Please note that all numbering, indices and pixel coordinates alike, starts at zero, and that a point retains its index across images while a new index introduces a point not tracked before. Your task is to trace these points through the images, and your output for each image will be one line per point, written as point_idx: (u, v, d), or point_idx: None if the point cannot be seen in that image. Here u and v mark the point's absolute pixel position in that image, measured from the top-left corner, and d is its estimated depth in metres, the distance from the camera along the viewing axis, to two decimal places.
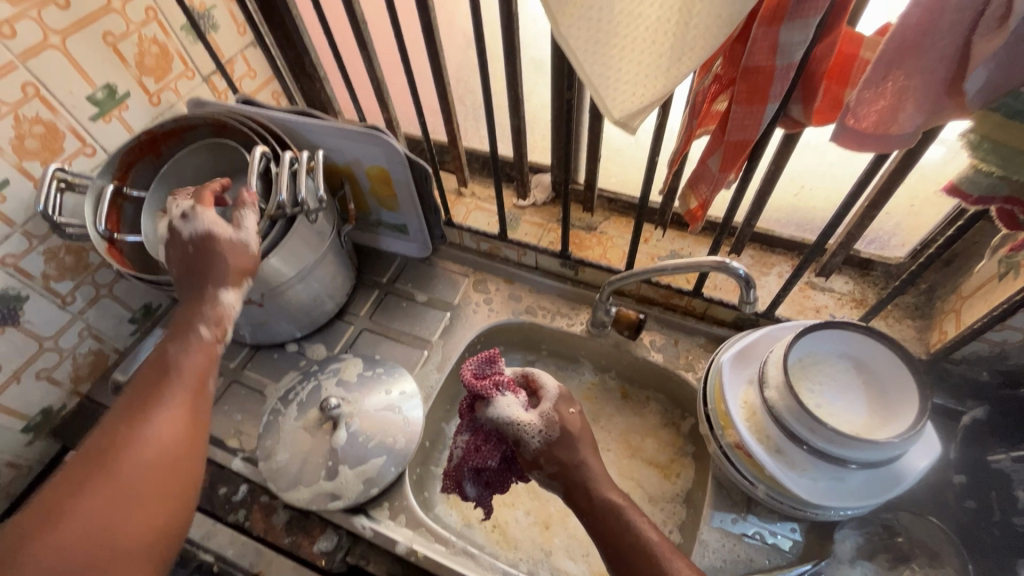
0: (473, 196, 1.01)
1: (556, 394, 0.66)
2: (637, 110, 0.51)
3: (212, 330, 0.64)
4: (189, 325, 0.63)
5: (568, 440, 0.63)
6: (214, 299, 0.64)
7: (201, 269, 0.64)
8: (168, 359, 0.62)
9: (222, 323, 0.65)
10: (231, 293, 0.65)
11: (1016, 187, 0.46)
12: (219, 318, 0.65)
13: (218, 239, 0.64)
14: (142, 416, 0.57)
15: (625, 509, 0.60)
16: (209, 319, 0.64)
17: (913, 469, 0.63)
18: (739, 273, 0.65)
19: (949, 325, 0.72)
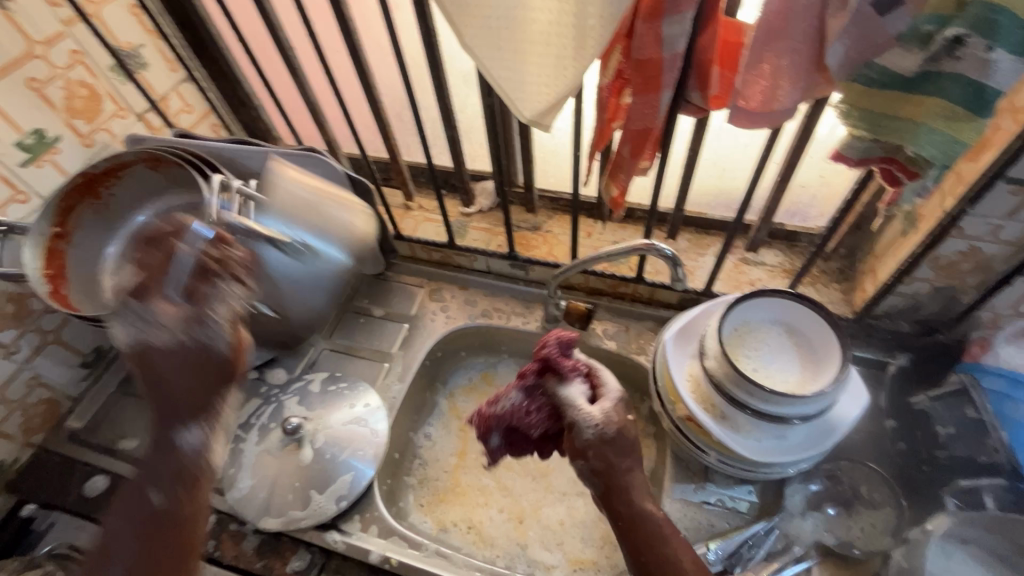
0: (421, 208, 1.04)
1: (624, 395, 0.61)
2: (546, 108, 0.55)
3: (175, 488, 0.56)
4: (188, 456, 0.57)
5: (620, 441, 0.58)
6: (173, 442, 0.57)
7: (172, 367, 0.57)
8: (153, 497, 0.55)
9: (187, 473, 0.57)
10: (188, 435, 0.57)
11: (889, 147, 0.51)
12: (182, 474, 0.57)
13: (187, 328, 0.57)
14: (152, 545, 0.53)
15: (667, 531, 0.55)
16: (185, 461, 0.56)
17: (845, 417, 0.68)
18: (666, 252, 0.69)
19: (868, 282, 0.78)
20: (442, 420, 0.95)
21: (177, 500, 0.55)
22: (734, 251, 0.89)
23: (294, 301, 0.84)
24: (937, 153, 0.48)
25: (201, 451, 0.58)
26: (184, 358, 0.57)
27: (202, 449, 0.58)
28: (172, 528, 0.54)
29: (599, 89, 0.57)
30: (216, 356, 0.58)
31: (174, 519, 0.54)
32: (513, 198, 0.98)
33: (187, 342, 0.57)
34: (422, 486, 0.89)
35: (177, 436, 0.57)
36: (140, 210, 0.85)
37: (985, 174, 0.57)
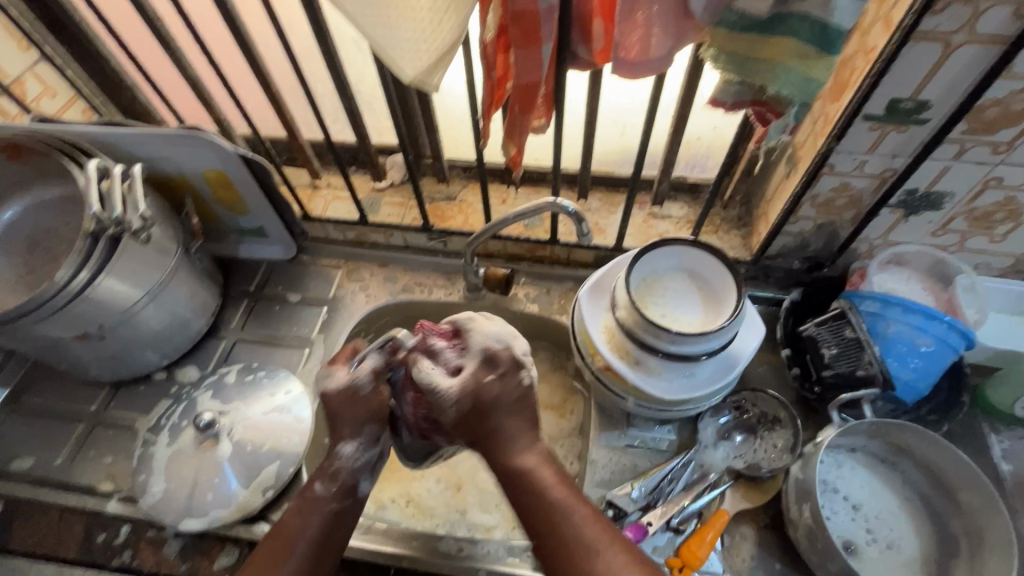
0: (330, 187, 1.00)
1: (484, 349, 0.62)
2: (430, 65, 0.53)
3: (329, 487, 0.64)
4: (312, 485, 0.64)
5: (477, 407, 0.60)
6: (334, 453, 0.64)
7: (346, 408, 0.64)
8: (285, 527, 0.62)
9: (336, 479, 0.64)
10: (351, 445, 0.65)
11: (755, 89, 0.54)
12: (336, 474, 0.65)
13: (332, 392, 0.65)
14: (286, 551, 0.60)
15: (564, 501, 0.57)
16: (325, 477, 0.64)
17: (745, 351, 0.73)
18: (569, 209, 0.71)
19: (761, 225, 0.83)
20: None
21: (327, 508, 0.63)
22: (643, 206, 0.92)
23: (178, 295, 0.82)
24: (794, 92, 0.52)
25: (358, 465, 0.65)
26: (347, 398, 0.64)
27: (360, 458, 0.65)
28: (326, 536, 0.62)
29: (483, 44, 0.56)
30: (365, 403, 0.65)
31: (330, 516, 0.63)
32: (424, 169, 0.96)
33: (363, 393, 0.65)
34: None
35: (340, 447, 0.64)
36: (10, 204, 0.79)
37: (845, 112, 0.62)
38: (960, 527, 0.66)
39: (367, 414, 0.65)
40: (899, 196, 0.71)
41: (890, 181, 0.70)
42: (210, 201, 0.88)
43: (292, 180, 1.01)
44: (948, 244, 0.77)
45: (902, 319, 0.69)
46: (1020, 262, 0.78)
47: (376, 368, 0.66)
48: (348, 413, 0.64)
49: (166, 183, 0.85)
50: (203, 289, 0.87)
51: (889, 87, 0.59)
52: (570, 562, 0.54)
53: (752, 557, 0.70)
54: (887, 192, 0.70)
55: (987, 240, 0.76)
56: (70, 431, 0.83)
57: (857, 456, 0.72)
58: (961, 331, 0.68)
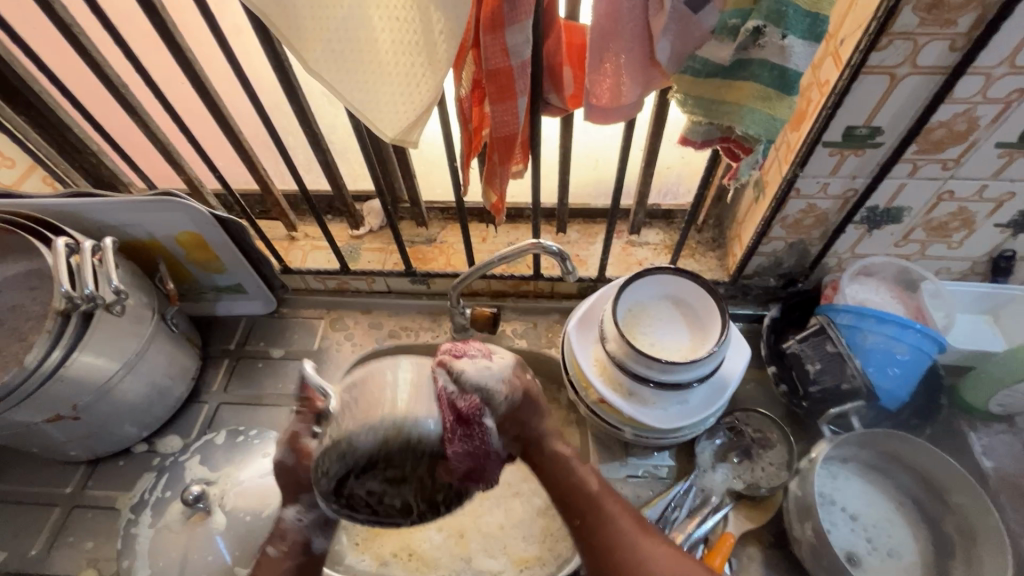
0: (307, 237, 0.99)
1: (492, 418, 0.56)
2: (409, 124, 0.54)
3: (280, 548, 0.62)
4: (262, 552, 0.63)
5: (518, 413, 0.57)
6: (280, 517, 0.62)
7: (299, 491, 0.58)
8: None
9: (285, 539, 0.62)
10: (293, 509, 0.61)
11: (723, 128, 0.57)
12: (284, 534, 0.62)
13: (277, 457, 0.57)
14: None
15: (602, 502, 0.58)
16: (274, 540, 0.62)
17: (734, 373, 0.75)
18: (552, 249, 0.72)
19: (736, 246, 0.86)
20: None
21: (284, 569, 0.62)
22: (621, 234, 0.94)
23: (160, 361, 0.80)
24: (761, 131, 0.53)
25: (303, 525, 0.61)
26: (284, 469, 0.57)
27: (304, 519, 0.61)
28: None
29: (459, 99, 0.57)
30: (295, 475, 0.56)
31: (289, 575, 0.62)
32: (402, 214, 0.96)
33: (289, 464, 0.55)
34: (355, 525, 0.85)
35: (283, 512, 0.61)
36: None
37: (806, 141, 0.66)
38: (952, 527, 0.68)
39: (298, 483, 0.57)
40: (862, 213, 0.75)
41: (852, 200, 0.73)
42: (183, 261, 0.86)
43: (268, 233, 0.99)
44: (910, 253, 0.82)
45: (876, 330, 0.72)
46: (977, 265, 0.82)
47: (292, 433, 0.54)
48: (285, 484, 0.58)
49: (138, 248, 0.83)
50: (181, 353, 0.84)
51: (845, 116, 0.63)
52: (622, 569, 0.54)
53: None
54: (851, 210, 0.74)
55: (945, 248, 0.80)
56: (45, 517, 0.78)
57: (848, 466, 0.74)
58: (933, 338, 0.71)
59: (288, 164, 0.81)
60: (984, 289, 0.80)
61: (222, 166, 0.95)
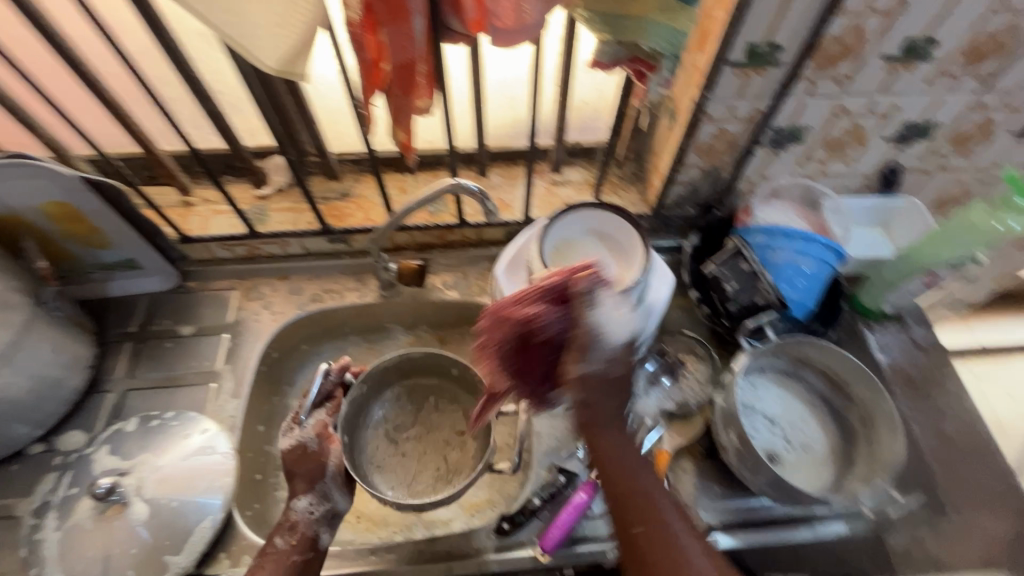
0: (205, 201, 0.89)
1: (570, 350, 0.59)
2: (294, 53, 0.49)
3: (288, 539, 0.64)
4: (268, 542, 0.64)
5: (598, 393, 0.57)
6: (289, 508, 0.66)
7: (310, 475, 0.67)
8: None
9: (296, 530, 0.65)
10: (305, 499, 0.66)
11: (630, 47, 0.55)
12: (293, 526, 0.65)
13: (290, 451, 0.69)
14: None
15: (658, 506, 0.54)
16: (285, 530, 0.64)
17: (659, 300, 0.77)
18: (472, 188, 0.70)
19: (655, 178, 0.87)
20: None
21: (291, 560, 0.62)
22: (543, 175, 0.92)
23: (44, 351, 0.71)
24: (664, 45, 0.53)
25: (315, 516, 0.66)
26: (298, 455, 0.68)
27: (316, 511, 0.66)
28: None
29: (348, 24, 0.51)
30: (314, 458, 0.68)
31: (294, 568, 0.62)
32: (311, 168, 0.89)
33: (312, 449, 0.69)
34: None
35: (293, 502, 0.66)
36: None
37: (712, 61, 0.66)
38: (855, 417, 0.75)
39: (319, 467, 0.67)
40: (768, 134, 0.77)
41: (759, 122, 0.75)
42: (58, 237, 0.76)
43: (158, 200, 0.89)
44: (812, 172, 0.86)
45: (785, 246, 0.76)
46: (870, 179, 0.88)
47: (322, 422, 0.72)
48: (301, 468, 0.67)
49: None
50: (71, 340, 0.75)
51: (747, 33, 0.63)
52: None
53: (695, 486, 0.75)
54: (757, 131, 0.76)
55: (843, 164, 0.85)
56: None
57: (766, 376, 0.79)
58: (835, 250, 0.76)
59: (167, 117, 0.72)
60: (876, 202, 0.87)
61: (89, 127, 0.83)
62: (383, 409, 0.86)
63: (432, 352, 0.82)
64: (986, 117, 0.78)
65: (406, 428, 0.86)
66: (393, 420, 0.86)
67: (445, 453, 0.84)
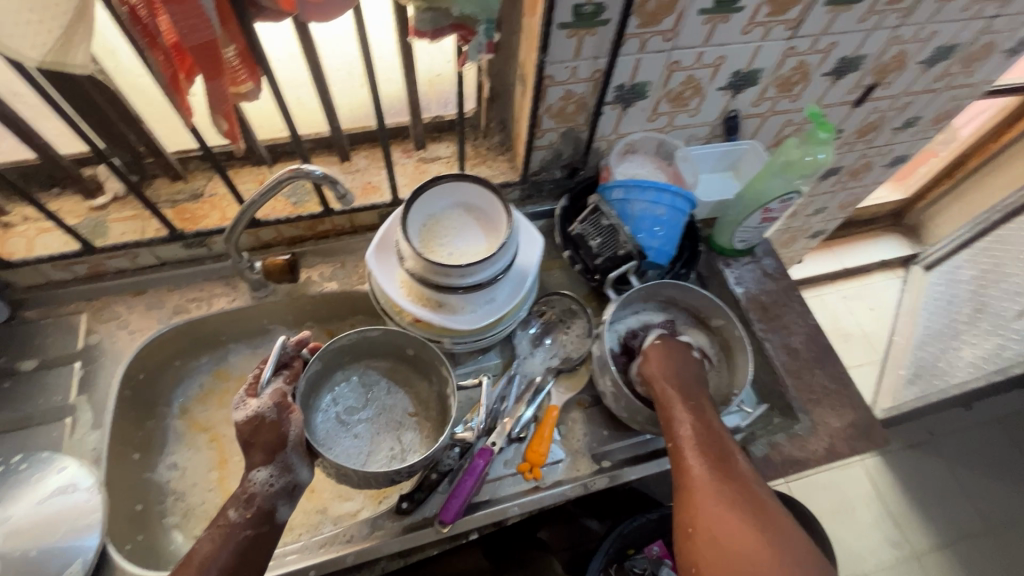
0: (28, 220, 0.80)
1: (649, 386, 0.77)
2: (59, 42, 0.43)
3: (244, 513, 0.60)
4: (221, 511, 0.60)
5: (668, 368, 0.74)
6: (247, 479, 0.61)
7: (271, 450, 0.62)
8: (196, 549, 0.58)
9: (252, 504, 0.60)
10: (264, 471, 0.62)
11: (447, 13, 0.55)
12: (251, 500, 0.61)
13: (248, 423, 0.63)
14: (188, 555, 0.57)
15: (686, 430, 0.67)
16: (240, 503, 0.60)
17: (531, 263, 0.79)
18: (316, 174, 0.67)
19: (519, 145, 0.89)
20: (185, 441, 0.83)
21: (240, 537, 0.59)
22: (409, 153, 0.91)
23: None
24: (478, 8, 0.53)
25: (274, 490, 0.61)
26: (256, 425, 0.63)
27: (276, 484, 0.61)
28: (242, 563, 0.58)
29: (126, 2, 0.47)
30: (271, 431, 0.63)
31: (245, 544, 0.59)
32: (151, 171, 0.82)
33: (271, 420, 0.63)
34: (187, 519, 0.77)
35: (251, 473, 0.61)
36: None
37: (542, 24, 0.67)
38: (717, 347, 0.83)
39: (278, 439, 0.62)
40: (612, 92, 0.81)
41: (601, 81, 0.78)
42: None
43: None
44: (663, 125, 0.91)
45: (640, 199, 0.80)
46: (715, 128, 0.96)
47: (280, 390, 0.67)
48: (257, 441, 0.62)
49: None
50: None
51: None
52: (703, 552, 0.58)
53: (586, 433, 0.80)
54: (601, 91, 0.79)
55: (688, 116, 0.91)
56: None
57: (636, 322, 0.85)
58: (683, 198, 0.80)
59: None
60: (725, 148, 0.95)
61: None
62: (334, 393, 0.79)
63: (393, 328, 0.77)
64: (799, 60, 0.87)
65: (359, 412, 0.79)
66: (343, 402, 0.79)
67: (399, 435, 0.78)
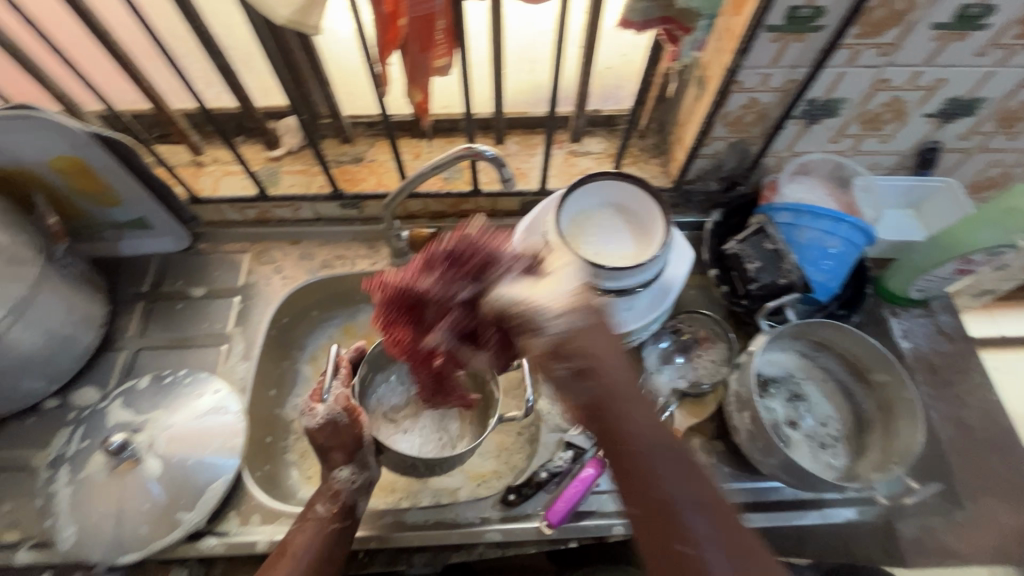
0: (217, 162, 0.88)
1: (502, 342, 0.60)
2: (305, 3, 0.46)
3: (329, 507, 0.65)
4: (311, 505, 0.66)
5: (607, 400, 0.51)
6: (331, 477, 0.67)
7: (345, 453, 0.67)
8: (290, 538, 0.64)
9: (337, 499, 0.66)
10: (346, 469, 0.67)
11: (662, 5, 0.52)
12: (335, 493, 0.66)
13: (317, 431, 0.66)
14: (285, 542, 0.64)
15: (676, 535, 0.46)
16: (326, 498, 0.66)
17: (677, 276, 0.75)
18: (487, 154, 0.67)
19: (679, 151, 0.84)
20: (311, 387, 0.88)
21: (327, 528, 0.64)
22: (561, 144, 0.89)
23: (53, 308, 0.70)
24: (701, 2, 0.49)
25: (356, 485, 0.67)
26: (328, 432, 0.66)
27: (358, 480, 0.67)
28: (328, 555, 0.63)
29: None
30: (347, 435, 0.67)
31: (332, 536, 0.64)
32: (323, 130, 0.87)
33: (343, 424, 0.67)
34: (304, 459, 0.82)
35: (334, 472, 0.67)
36: None
37: (747, 26, 0.62)
38: (871, 405, 0.74)
39: (354, 442, 0.67)
40: (801, 106, 0.73)
41: (793, 92, 0.71)
42: (68, 193, 0.75)
43: (169, 159, 0.88)
44: (845, 149, 0.82)
45: (812, 226, 0.73)
46: (905, 159, 0.84)
47: (344, 395, 0.69)
48: (333, 445, 0.66)
49: (7, 180, 0.71)
50: (83, 297, 0.75)
51: None
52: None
53: (704, 466, 0.74)
54: (790, 104, 0.72)
55: (878, 141, 0.81)
56: None
57: (780, 359, 0.78)
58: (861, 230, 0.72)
59: (179, 72, 0.70)
60: (910, 183, 0.83)
61: (100, 82, 0.81)
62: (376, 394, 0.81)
63: None
64: None
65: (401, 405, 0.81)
66: (385, 401, 0.81)
67: (445, 424, 0.80)
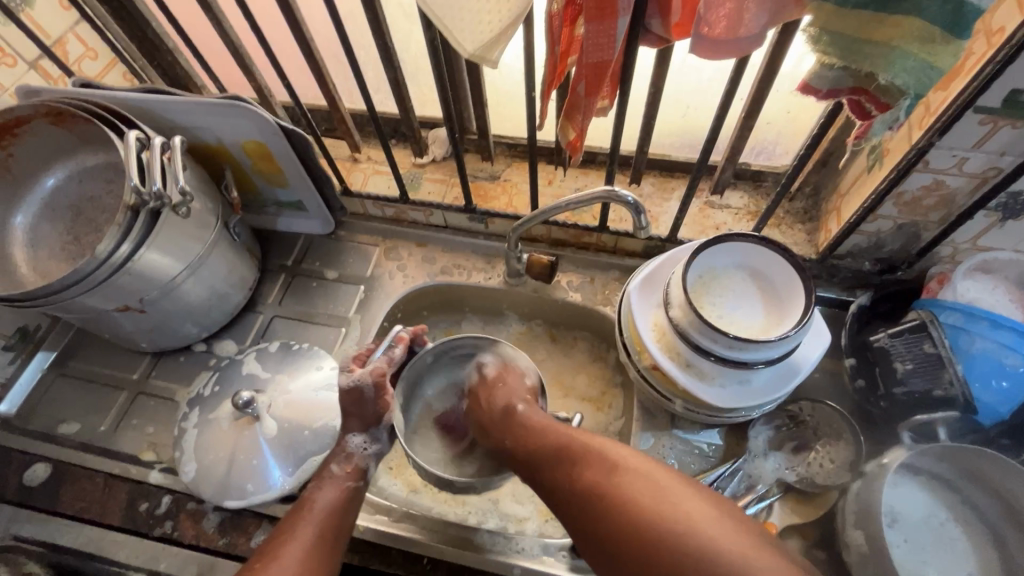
0: (370, 160, 0.96)
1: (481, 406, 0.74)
2: (491, 40, 0.48)
3: (343, 468, 0.69)
4: (324, 468, 0.69)
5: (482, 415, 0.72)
6: (345, 441, 0.71)
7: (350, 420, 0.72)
8: (308, 496, 0.66)
9: (351, 460, 0.70)
10: (360, 436, 0.72)
11: (859, 76, 0.47)
12: (348, 455, 0.71)
13: (345, 392, 0.72)
14: (307, 495, 0.66)
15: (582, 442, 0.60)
16: (341, 459, 0.70)
17: (807, 359, 0.68)
18: (628, 200, 0.66)
19: (832, 222, 0.77)
20: None
21: (343, 485, 0.68)
22: (700, 193, 0.85)
23: (219, 268, 0.81)
24: (910, 81, 0.45)
25: (367, 453, 0.72)
26: (353, 399, 0.72)
27: (369, 449, 0.72)
28: (343, 506, 0.66)
29: (549, 15, 0.49)
30: (368, 406, 0.72)
31: (345, 493, 0.67)
32: (468, 146, 0.91)
33: (367, 395, 0.72)
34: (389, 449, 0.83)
35: (347, 437, 0.72)
36: (50, 172, 0.78)
37: (953, 105, 0.55)
38: None
39: (375, 414, 0.73)
40: (999, 199, 0.63)
41: (992, 182, 0.62)
42: (249, 171, 0.85)
43: (331, 151, 0.98)
44: None
45: (988, 336, 0.63)
46: None
47: (383, 368, 0.73)
48: (352, 410, 0.72)
49: (207, 153, 0.83)
50: (242, 263, 0.86)
51: (1013, 74, 0.51)
52: (640, 514, 0.51)
53: None
54: (986, 194, 0.62)
55: None
56: (113, 399, 0.84)
57: (919, 479, 0.68)
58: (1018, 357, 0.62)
59: (357, 79, 0.77)
60: None
61: (292, 78, 0.93)
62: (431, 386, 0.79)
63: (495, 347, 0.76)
64: None
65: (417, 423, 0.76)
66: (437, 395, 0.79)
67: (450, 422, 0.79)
